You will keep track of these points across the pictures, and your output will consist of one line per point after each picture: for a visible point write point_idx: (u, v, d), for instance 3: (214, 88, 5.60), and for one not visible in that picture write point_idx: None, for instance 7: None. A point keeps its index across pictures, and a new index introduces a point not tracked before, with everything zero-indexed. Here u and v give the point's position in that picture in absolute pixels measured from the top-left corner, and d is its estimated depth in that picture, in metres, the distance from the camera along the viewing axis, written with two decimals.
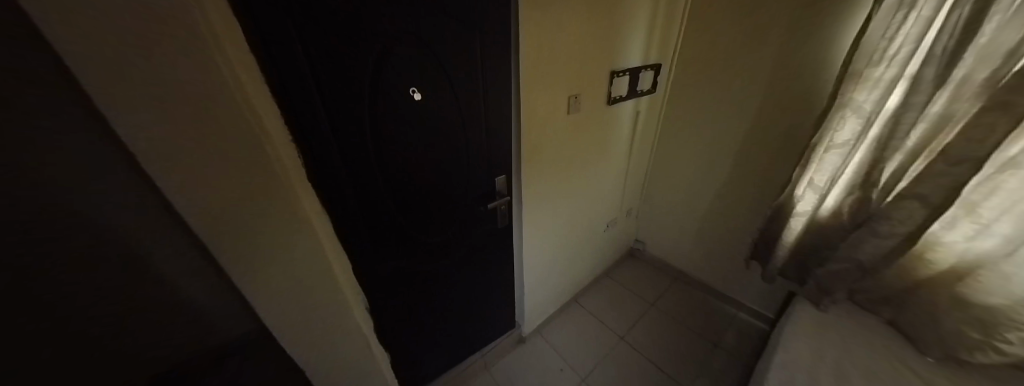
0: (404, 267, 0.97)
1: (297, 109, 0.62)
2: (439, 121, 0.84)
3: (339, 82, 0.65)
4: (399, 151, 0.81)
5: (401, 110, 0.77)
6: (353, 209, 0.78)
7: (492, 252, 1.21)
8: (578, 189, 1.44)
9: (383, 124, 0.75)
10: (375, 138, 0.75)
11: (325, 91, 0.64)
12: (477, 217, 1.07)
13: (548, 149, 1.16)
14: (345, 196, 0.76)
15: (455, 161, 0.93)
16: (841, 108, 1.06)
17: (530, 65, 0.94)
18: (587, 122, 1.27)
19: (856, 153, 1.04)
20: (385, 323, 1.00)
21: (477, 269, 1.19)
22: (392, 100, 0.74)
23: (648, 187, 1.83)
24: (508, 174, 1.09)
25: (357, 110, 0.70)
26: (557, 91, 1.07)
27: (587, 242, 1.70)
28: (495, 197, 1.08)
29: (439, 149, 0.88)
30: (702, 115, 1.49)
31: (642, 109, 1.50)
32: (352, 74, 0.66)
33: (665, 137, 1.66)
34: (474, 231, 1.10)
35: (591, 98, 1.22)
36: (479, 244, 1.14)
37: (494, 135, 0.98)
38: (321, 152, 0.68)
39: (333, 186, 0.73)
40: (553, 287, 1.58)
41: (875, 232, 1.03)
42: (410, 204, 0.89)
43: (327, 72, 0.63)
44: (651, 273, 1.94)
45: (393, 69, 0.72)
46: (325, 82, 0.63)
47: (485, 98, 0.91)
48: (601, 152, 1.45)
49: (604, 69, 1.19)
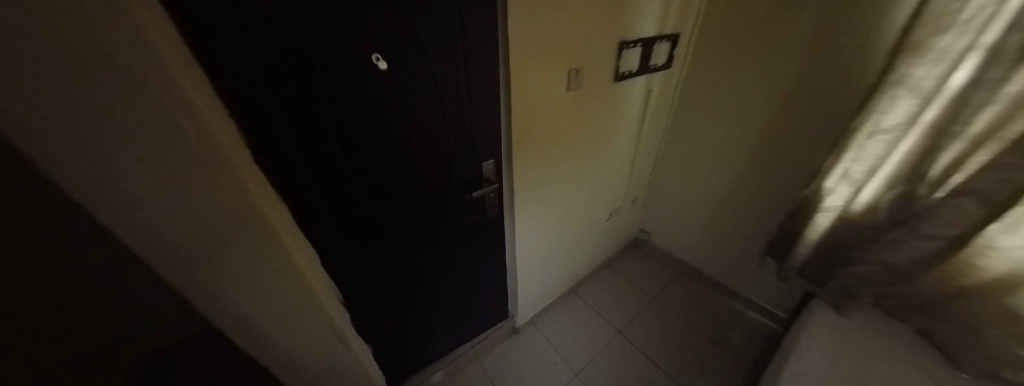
0: (384, 259, 0.90)
1: (234, 81, 0.51)
2: (416, 97, 0.73)
3: (286, 46, 0.54)
4: (368, 132, 0.70)
5: (368, 82, 0.65)
6: (317, 197, 0.70)
7: (481, 242, 1.12)
8: (577, 176, 1.32)
9: (348, 99, 0.64)
10: (338, 116, 0.65)
11: (268, 57, 0.53)
12: (463, 206, 0.98)
13: (544, 130, 1.04)
14: (308, 182, 0.67)
15: (436, 144, 0.83)
16: (893, 86, 0.89)
17: (522, 32, 0.80)
18: (590, 101, 1.13)
19: (906, 141, 0.90)
20: (365, 315, 0.94)
21: (465, 259, 1.12)
22: (358, 70, 0.63)
23: (657, 174, 1.70)
24: (497, 159, 0.98)
25: (312, 82, 0.59)
26: (556, 64, 0.93)
27: (587, 233, 1.60)
28: (484, 184, 0.98)
29: (417, 130, 0.78)
30: (723, 95, 1.33)
31: (654, 87, 1.32)
32: (302, 36, 0.55)
33: (679, 119, 1.50)
34: (460, 221, 1.01)
35: (595, 73, 1.07)
36: (468, 234, 1.06)
37: (481, 114, 0.86)
38: (274, 132, 0.58)
39: (291, 171, 0.64)
40: (548, 278, 1.50)
41: (917, 233, 0.91)
42: (385, 190, 0.80)
43: (267, 34, 0.51)
44: (655, 265, 1.84)
45: (355, 32, 0.60)
46: (268, 46, 0.52)
47: (469, 70, 0.78)
48: (606, 136, 1.31)
49: (612, 39, 1.03)
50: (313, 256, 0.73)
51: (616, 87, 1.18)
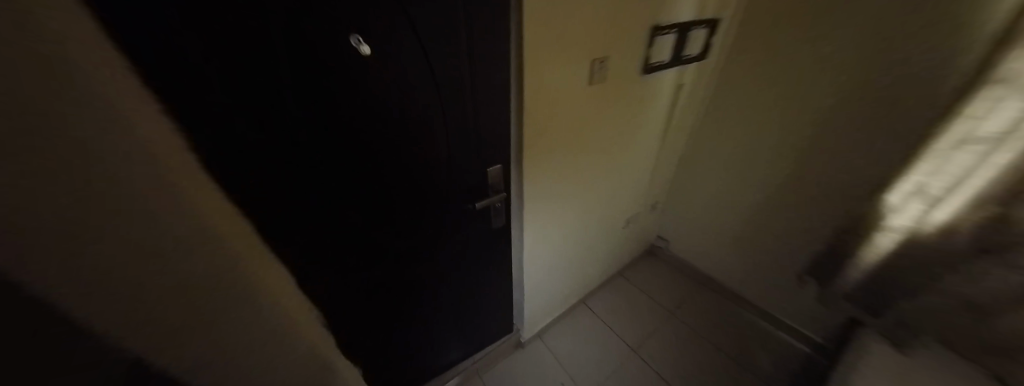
0: (378, 276, 0.79)
1: (166, 77, 0.38)
2: (411, 94, 0.60)
3: (237, 30, 0.41)
4: (351, 137, 0.57)
5: (350, 77, 0.52)
6: (291, 213, 0.58)
7: (485, 254, 1.00)
8: (593, 180, 1.18)
9: (325, 98, 0.51)
10: (314, 118, 0.52)
11: (212, 44, 0.40)
12: (466, 216, 0.86)
13: (558, 129, 0.90)
14: (279, 196, 0.55)
15: (435, 147, 0.69)
16: (996, 85, 0.71)
17: (538, 13, 0.66)
18: (613, 97, 0.98)
19: (1004, 153, 0.71)
20: (354, 337, 0.84)
21: (468, 273, 1.00)
22: (336, 62, 0.50)
23: (681, 177, 1.54)
24: (506, 163, 0.85)
25: (277, 77, 0.47)
26: (576, 53, 0.79)
27: (600, 241, 1.46)
28: (490, 193, 0.86)
29: (412, 131, 0.64)
30: (764, 92, 1.15)
31: (685, 82, 1.16)
32: (258, 17, 0.42)
33: (709, 117, 1.34)
34: (461, 233, 0.89)
35: (621, 64, 0.91)
36: (470, 246, 0.94)
37: (488, 113, 0.72)
38: (230, 140, 0.46)
39: (257, 184, 0.52)
40: (557, 289, 1.38)
41: (1009, 264, 0.74)
42: (374, 204, 0.68)
43: (207, 13, 0.38)
44: (673, 275, 1.71)
45: (331, 11, 0.46)
46: (211, 30, 0.40)
47: (473, 58, 0.63)
48: (628, 135, 1.17)
49: (643, 23, 0.87)
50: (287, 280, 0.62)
51: (644, 81, 1.03)
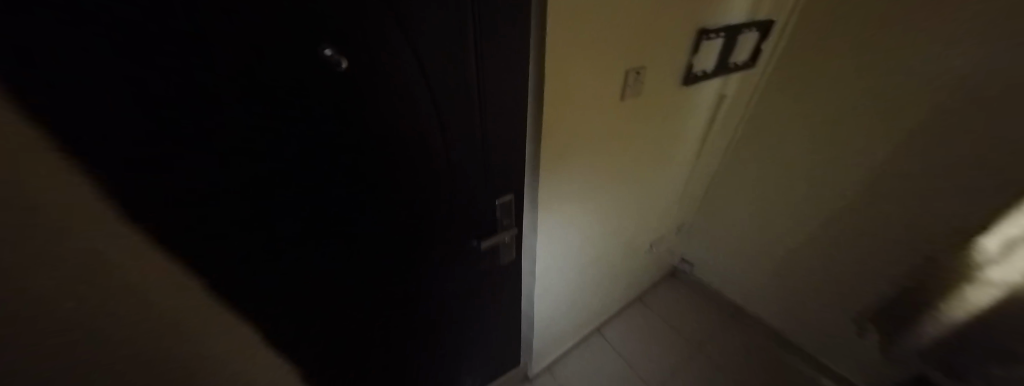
0: (369, 333, 0.64)
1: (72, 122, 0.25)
2: (425, 125, 0.47)
3: (192, 54, 0.27)
4: (340, 180, 0.44)
5: (352, 109, 0.39)
6: (267, 274, 0.45)
7: (494, 296, 0.86)
8: (615, 202, 1.05)
9: (316, 136, 0.38)
10: (300, 162, 0.39)
11: (151, 74, 0.26)
12: (473, 257, 0.70)
13: (581, 149, 0.79)
14: (252, 257, 0.42)
15: (433, 181, 0.53)
16: None
17: (565, 15, 0.53)
18: (645, 112, 0.85)
19: None
20: None
21: (474, 319, 0.84)
22: (335, 91, 0.37)
23: (712, 198, 1.39)
24: (518, 193, 0.69)
25: (253, 113, 0.33)
26: (607, 63, 0.66)
27: (621, 267, 1.34)
28: (499, 230, 0.70)
29: (405, 164, 0.48)
30: (813, 107, 1.00)
31: (728, 93, 1.01)
32: (225, 33, 0.28)
33: (750, 133, 1.18)
34: (467, 278, 0.73)
35: (658, 75, 0.78)
36: (478, 291, 0.79)
37: (503, 138, 0.58)
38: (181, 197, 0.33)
39: (221, 247, 0.39)
40: (571, 319, 1.26)
41: None
42: (359, 256, 0.53)
43: (140, 28, 0.24)
44: (698, 302, 1.55)
45: (330, 23, 0.32)
46: (150, 54, 0.26)
47: (479, 66, 0.46)
48: (658, 154, 1.03)
49: (689, 27, 0.73)
50: (255, 344, 0.51)
51: (682, 94, 0.89)
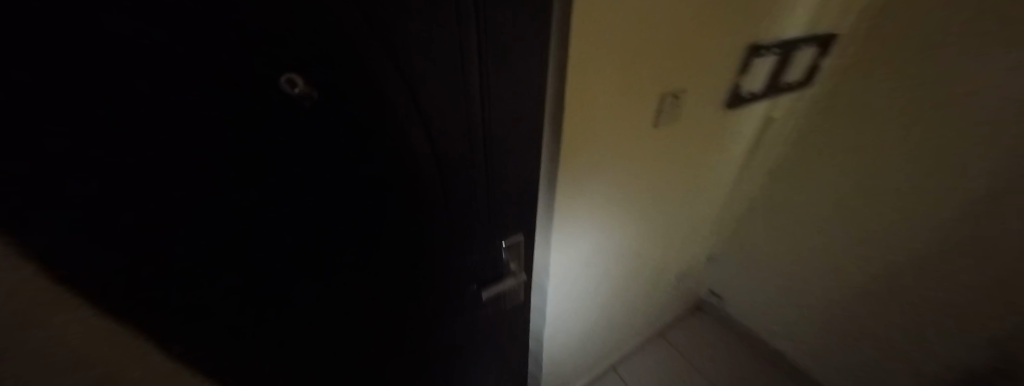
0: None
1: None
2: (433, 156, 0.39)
3: (164, 91, 0.22)
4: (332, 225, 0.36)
5: (347, 141, 0.32)
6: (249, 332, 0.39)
7: (501, 335, 0.78)
8: (640, 234, 0.95)
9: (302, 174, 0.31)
10: (284, 204, 0.32)
11: (74, 100, 0.20)
12: (474, 301, 0.63)
13: (605, 179, 0.69)
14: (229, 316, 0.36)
15: (433, 223, 0.46)
16: None
17: (595, 32, 0.45)
18: (680, 138, 0.75)
19: None
20: None
21: (472, 365, 0.75)
22: (325, 119, 0.30)
23: (747, 228, 1.25)
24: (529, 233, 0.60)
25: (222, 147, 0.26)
26: (640, 85, 0.57)
27: (641, 299, 1.23)
28: (508, 271, 0.62)
29: (405, 212, 0.41)
30: (878, 136, 0.87)
31: (777, 116, 0.89)
32: (177, 45, 0.21)
33: (797, 160, 1.04)
34: (471, 318, 0.66)
35: (699, 97, 0.68)
36: (482, 330, 0.71)
37: (515, 176, 0.50)
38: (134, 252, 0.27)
39: (190, 307, 0.32)
40: (584, 357, 1.15)
41: None
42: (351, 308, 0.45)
43: (96, 65, 0.19)
44: (727, 341, 1.40)
45: (315, 35, 0.25)
46: (107, 94, 0.20)
47: (487, 100, 0.39)
48: (691, 183, 0.92)
49: (738, 44, 0.63)
50: None
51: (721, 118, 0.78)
